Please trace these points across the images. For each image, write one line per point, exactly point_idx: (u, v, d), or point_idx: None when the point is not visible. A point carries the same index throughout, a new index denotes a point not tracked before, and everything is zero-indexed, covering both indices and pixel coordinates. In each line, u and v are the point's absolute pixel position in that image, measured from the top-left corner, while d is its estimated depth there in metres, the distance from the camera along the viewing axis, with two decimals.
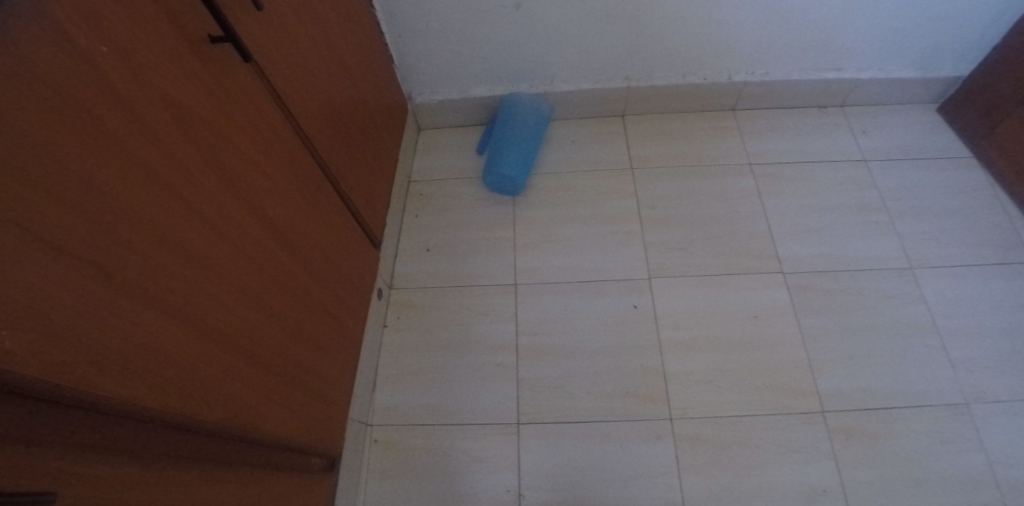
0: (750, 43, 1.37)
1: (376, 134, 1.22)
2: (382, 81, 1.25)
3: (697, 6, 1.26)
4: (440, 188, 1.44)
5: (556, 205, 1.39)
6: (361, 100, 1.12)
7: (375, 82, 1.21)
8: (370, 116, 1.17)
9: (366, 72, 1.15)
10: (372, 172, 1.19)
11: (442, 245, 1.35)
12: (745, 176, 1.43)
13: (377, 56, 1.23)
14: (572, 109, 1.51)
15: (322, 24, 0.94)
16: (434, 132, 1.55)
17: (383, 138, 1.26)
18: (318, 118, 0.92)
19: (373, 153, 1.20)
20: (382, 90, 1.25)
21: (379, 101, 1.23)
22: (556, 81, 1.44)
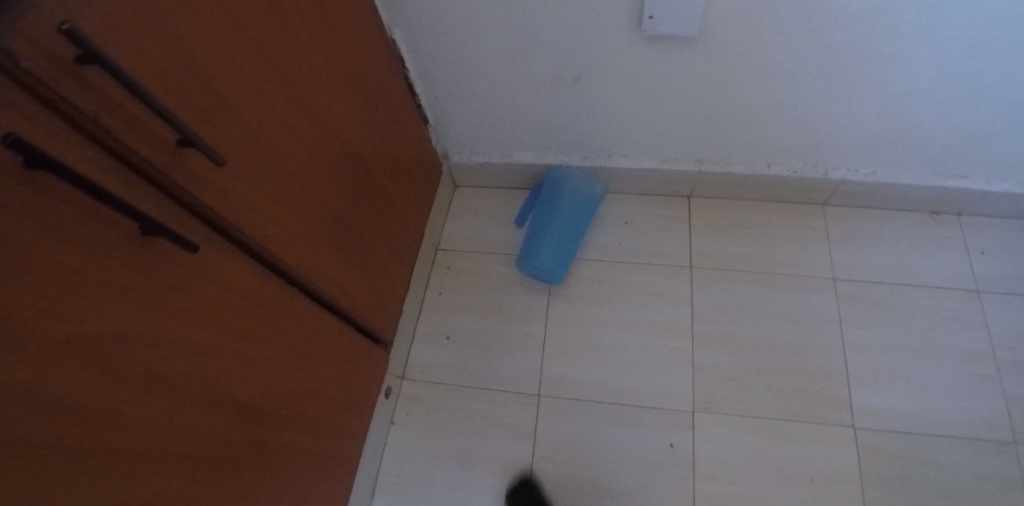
0: (860, 136, 1.11)
1: (394, 216, 1.06)
2: (408, 151, 1.09)
3: (798, 98, 1.03)
4: (468, 262, 1.30)
5: (596, 302, 1.22)
6: (381, 187, 0.97)
7: (397, 156, 1.04)
8: (389, 200, 1.02)
9: (389, 150, 1.00)
10: (388, 262, 1.04)
11: (463, 333, 1.22)
12: (826, 296, 1.19)
13: (405, 125, 1.06)
14: (631, 186, 1.31)
15: (329, 120, 0.77)
16: (469, 192, 1.39)
17: (406, 216, 1.12)
18: (316, 241, 0.76)
19: (393, 240, 1.06)
20: (407, 162, 1.09)
21: (401, 177, 1.06)
22: (614, 155, 1.24)
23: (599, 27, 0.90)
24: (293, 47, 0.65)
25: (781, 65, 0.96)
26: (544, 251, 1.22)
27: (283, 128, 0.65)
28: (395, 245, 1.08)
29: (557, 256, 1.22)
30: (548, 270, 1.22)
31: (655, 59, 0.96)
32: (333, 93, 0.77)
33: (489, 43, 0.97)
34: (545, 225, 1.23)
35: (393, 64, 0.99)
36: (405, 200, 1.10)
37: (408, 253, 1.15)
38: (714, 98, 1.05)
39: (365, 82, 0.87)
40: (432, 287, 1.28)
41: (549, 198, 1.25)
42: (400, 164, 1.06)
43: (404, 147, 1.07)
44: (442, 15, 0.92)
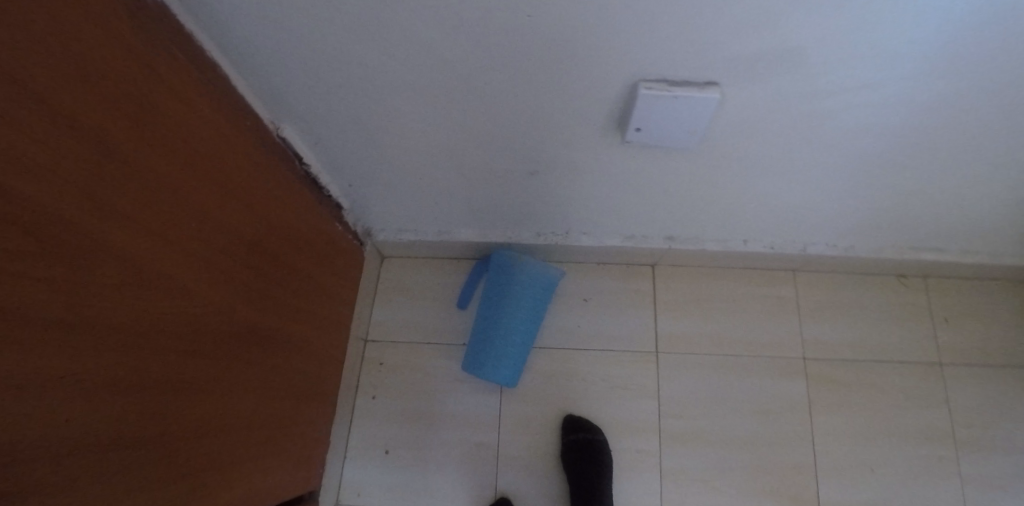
0: (842, 219, 1.01)
1: (307, 351, 0.83)
2: (320, 263, 0.84)
3: (780, 192, 0.90)
4: (407, 355, 1.10)
5: (553, 399, 1.08)
6: (289, 333, 0.76)
7: (304, 280, 0.79)
8: (306, 336, 0.82)
9: (300, 282, 0.78)
10: (300, 409, 0.83)
11: (402, 446, 1.04)
12: (793, 382, 1.11)
13: (313, 234, 0.81)
14: (590, 258, 1.16)
15: (180, 320, 0.51)
16: (399, 266, 1.17)
17: (323, 338, 0.89)
18: (177, 491, 0.53)
19: (309, 376, 0.85)
20: (321, 276, 0.85)
21: (312, 302, 0.82)
22: (574, 233, 1.07)
23: (567, 128, 0.71)
24: (94, 270, 0.39)
25: (774, 165, 0.81)
26: (496, 354, 1.04)
27: (82, 403, 0.40)
28: (311, 382, 0.86)
29: (511, 359, 1.04)
30: (501, 375, 1.04)
31: (629, 154, 0.77)
32: (188, 278, 0.51)
33: (419, 138, 0.75)
34: (496, 323, 1.05)
35: (288, 168, 0.74)
36: (321, 320, 0.88)
37: (330, 373, 0.94)
38: (695, 187, 0.89)
39: (245, 223, 0.61)
40: (362, 390, 1.08)
41: (499, 288, 1.06)
42: (311, 286, 0.82)
43: (316, 260, 0.83)
44: (355, 117, 0.69)
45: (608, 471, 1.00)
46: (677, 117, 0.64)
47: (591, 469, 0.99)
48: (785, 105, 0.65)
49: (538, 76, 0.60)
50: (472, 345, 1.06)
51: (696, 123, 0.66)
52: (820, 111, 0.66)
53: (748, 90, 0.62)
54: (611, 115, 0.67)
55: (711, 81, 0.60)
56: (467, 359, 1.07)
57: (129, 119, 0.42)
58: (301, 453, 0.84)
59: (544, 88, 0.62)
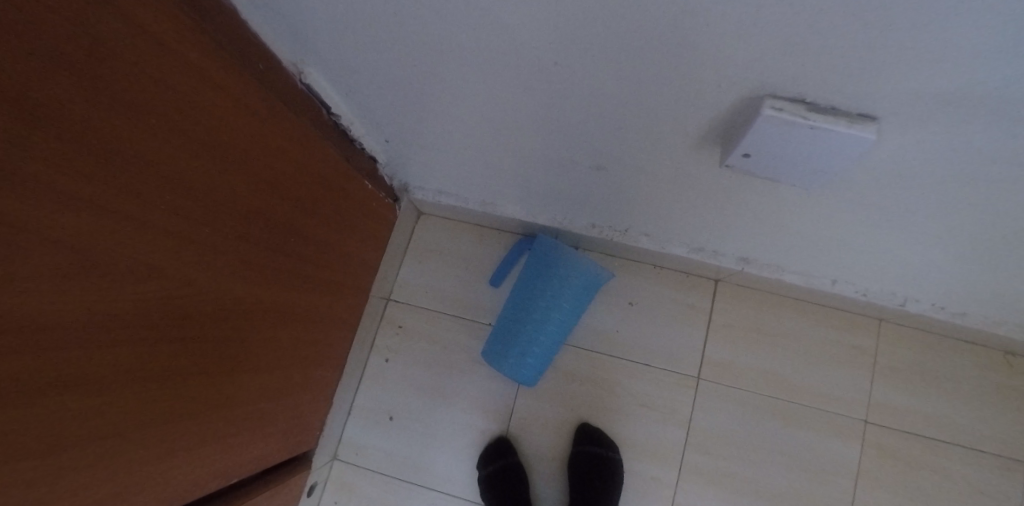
0: (968, 287, 0.80)
1: (314, 317, 0.77)
2: (333, 225, 0.75)
3: (907, 245, 0.71)
4: (427, 324, 1.03)
5: (573, 404, 0.98)
6: (292, 298, 0.69)
7: (312, 244, 0.71)
8: (311, 302, 0.75)
9: (310, 245, 0.70)
10: (302, 374, 0.79)
11: (407, 416, 0.99)
12: (847, 445, 0.99)
13: (327, 194, 0.71)
14: (646, 259, 1.01)
15: (145, 303, 0.44)
16: (434, 226, 1.06)
17: (338, 299, 0.84)
18: (141, 468, 0.50)
19: (314, 339, 0.79)
20: (335, 239, 0.77)
21: (321, 267, 0.75)
22: (633, 232, 0.92)
23: (647, 130, 0.56)
24: (27, 262, 0.32)
25: (914, 220, 0.62)
26: (520, 347, 0.93)
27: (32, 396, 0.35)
28: (318, 345, 0.81)
29: (534, 356, 0.93)
30: (521, 371, 0.93)
31: (725, 172, 0.61)
32: (155, 259, 0.43)
33: (464, 108, 0.63)
34: (525, 314, 0.93)
35: (311, 119, 0.65)
36: (334, 283, 0.81)
37: (343, 334, 0.89)
38: (810, 216, 0.70)
39: (234, 190, 0.52)
40: (376, 350, 1.02)
41: (535, 276, 0.94)
42: (320, 250, 0.74)
43: (333, 222, 0.75)
44: (388, 68, 0.57)
45: (615, 488, 0.93)
46: (798, 148, 0.47)
47: (597, 483, 0.92)
48: (963, 165, 0.47)
49: (624, 67, 0.45)
50: (496, 332, 0.96)
51: (832, 163, 0.49)
52: (1009, 178, 0.47)
53: (923, 138, 0.44)
54: (717, 126, 0.51)
55: (869, 116, 0.42)
56: (489, 345, 0.97)
57: (67, 67, 0.31)
58: (300, 414, 0.82)
59: (630, 82, 0.48)
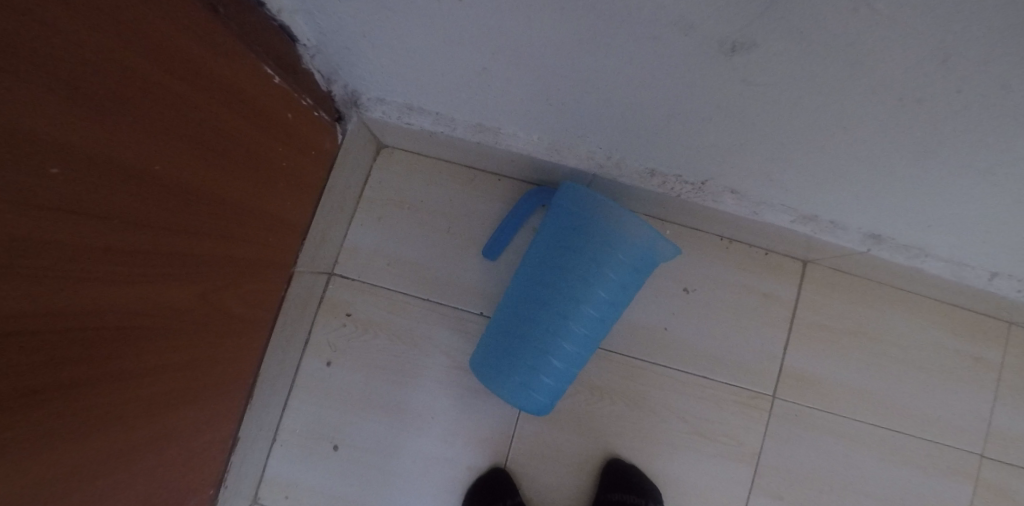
0: None
1: (162, 324, 0.40)
2: (184, 145, 0.36)
3: None
4: (388, 312, 0.68)
5: (601, 431, 0.67)
6: (100, 303, 0.32)
7: (126, 183, 0.32)
8: (158, 301, 0.38)
9: (131, 188, 0.32)
10: (154, 425, 0.42)
11: (360, 447, 0.67)
12: (956, 488, 0.71)
13: (155, 69, 0.32)
14: (717, 228, 0.69)
15: None
16: (401, 164, 0.70)
17: (222, 286, 0.46)
18: None
19: (177, 363, 0.43)
20: (197, 173, 0.38)
21: (162, 228, 0.36)
22: (718, 186, 0.59)
23: None
24: None
25: None
26: (531, 362, 0.60)
27: None
28: (183, 370, 0.44)
29: (553, 375, 0.60)
30: (531, 398, 0.61)
31: None
32: None
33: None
34: (542, 310, 0.60)
35: None
36: (207, 257, 0.43)
37: (253, 335, 0.54)
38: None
39: None
40: (314, 347, 0.68)
41: (560, 249, 0.60)
42: (154, 195, 0.35)
43: (195, 142, 0.37)
44: None
45: None
46: None
47: None
48: None
49: None
50: (491, 335, 0.62)
51: None
52: None
53: None
54: None
55: None
56: (482, 358, 0.63)
57: None
58: (175, 484, 0.47)
59: None
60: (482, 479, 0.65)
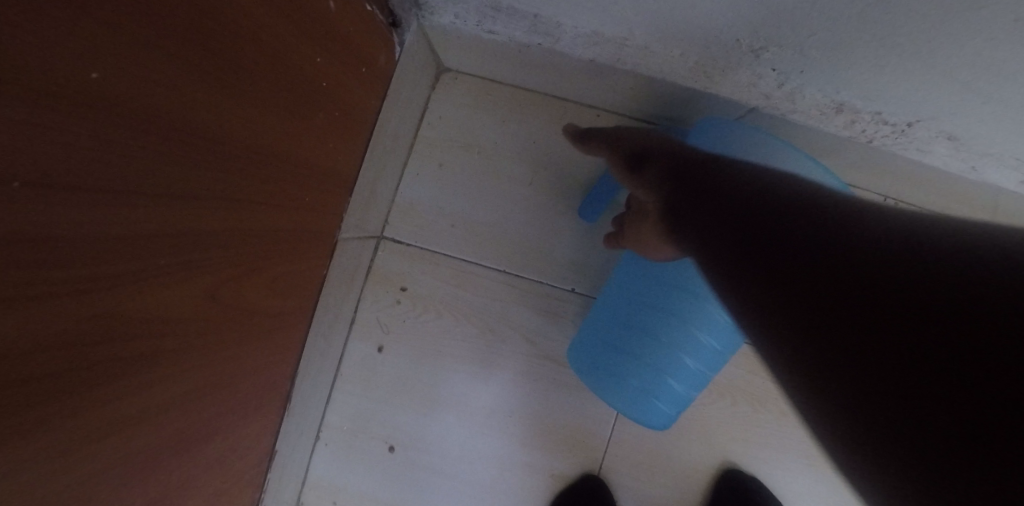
0: None
1: (140, 353, 0.23)
2: (134, 16, 0.17)
3: None
4: (452, 287, 0.54)
5: (716, 437, 0.55)
6: (40, 338, 0.17)
7: (20, 103, 0.14)
8: (157, 307, 0.23)
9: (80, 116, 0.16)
10: (167, 478, 0.28)
11: (422, 449, 0.54)
12: None
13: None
14: (891, 186, 0.51)
15: None
16: (468, 93, 0.52)
17: (230, 277, 0.29)
18: None
19: (193, 386, 0.29)
20: (186, 88, 0.21)
21: (114, 191, 0.18)
22: (939, 129, 0.41)
23: None
24: None
25: None
26: (658, 362, 0.45)
27: None
28: (180, 408, 0.28)
29: (685, 380, 0.46)
30: (654, 409, 0.47)
31: None
32: None
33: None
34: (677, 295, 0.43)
35: None
36: (205, 235, 0.26)
37: (287, 329, 0.40)
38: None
39: None
40: (362, 328, 0.54)
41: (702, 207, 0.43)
42: (87, 125, 0.16)
43: (185, 29, 0.20)
44: None
45: None
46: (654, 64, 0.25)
47: None
48: None
49: None
50: (597, 328, 0.47)
51: None
52: None
53: None
54: None
55: None
56: (581, 357, 0.48)
57: None
58: None
59: None
60: (571, 492, 0.53)
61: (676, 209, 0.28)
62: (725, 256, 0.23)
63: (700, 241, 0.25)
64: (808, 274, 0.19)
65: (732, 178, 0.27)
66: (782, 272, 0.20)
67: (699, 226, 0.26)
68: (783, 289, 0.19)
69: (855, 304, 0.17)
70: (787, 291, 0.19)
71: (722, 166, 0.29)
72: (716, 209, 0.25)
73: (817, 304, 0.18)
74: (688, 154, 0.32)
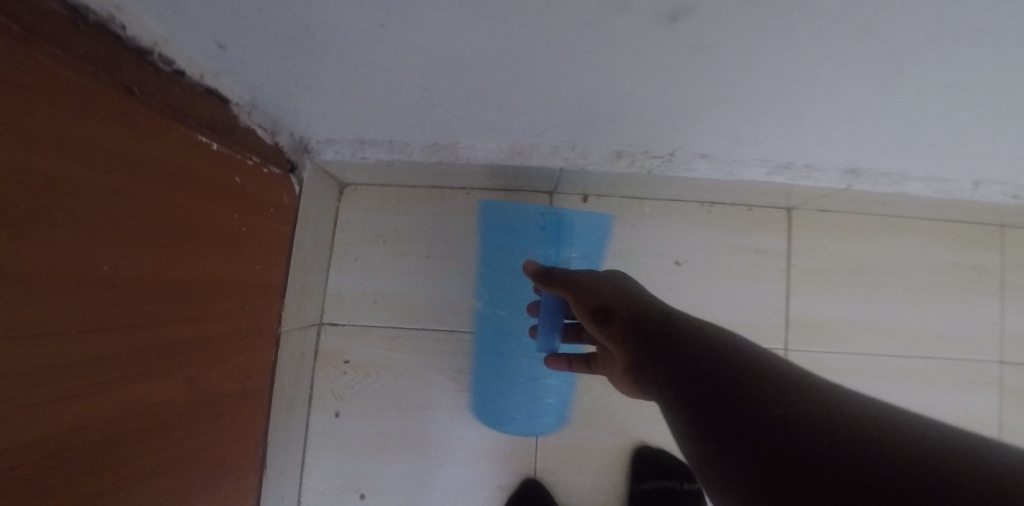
0: None
1: (88, 439, 0.32)
2: (115, 229, 0.33)
3: None
4: (385, 350, 0.67)
5: (624, 422, 0.67)
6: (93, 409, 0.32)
7: (76, 287, 0.30)
8: (161, 391, 0.38)
9: (103, 289, 0.32)
10: None
11: (389, 492, 0.66)
12: (978, 396, 0.73)
13: (47, 143, 0.28)
14: (696, 194, 0.68)
15: None
16: (366, 199, 0.68)
17: (192, 371, 0.42)
18: None
19: (193, 443, 0.43)
20: (161, 261, 0.37)
21: (88, 324, 0.31)
22: (687, 155, 0.57)
23: None
24: None
25: None
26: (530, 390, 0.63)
27: None
28: (155, 476, 0.38)
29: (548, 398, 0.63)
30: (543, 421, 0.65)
31: None
32: None
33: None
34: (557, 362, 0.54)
35: None
36: (186, 342, 0.41)
37: (250, 410, 0.52)
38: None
39: None
40: (319, 402, 0.66)
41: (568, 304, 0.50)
42: (103, 290, 0.32)
43: (154, 232, 0.36)
44: None
45: None
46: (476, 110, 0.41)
47: None
48: None
49: None
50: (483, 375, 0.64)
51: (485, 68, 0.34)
52: None
53: None
54: None
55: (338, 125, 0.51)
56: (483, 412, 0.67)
57: None
58: None
59: None
60: (516, 497, 0.64)
61: (657, 364, 0.35)
62: (716, 412, 0.29)
63: (686, 398, 0.31)
64: (803, 436, 0.25)
65: (705, 345, 0.34)
66: (779, 432, 0.26)
67: (685, 385, 0.32)
68: (782, 454, 0.25)
69: (850, 472, 0.23)
70: (784, 450, 0.25)
71: (683, 330, 0.36)
72: (695, 371, 0.32)
73: (808, 463, 0.24)
74: (653, 315, 0.39)
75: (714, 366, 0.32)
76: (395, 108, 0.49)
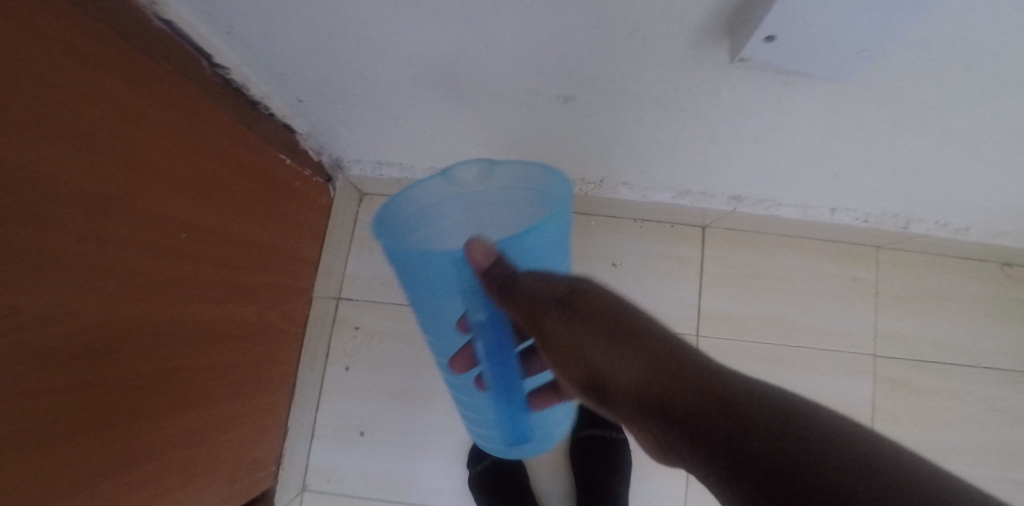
0: (970, 197, 0.73)
1: (195, 332, 0.51)
2: (247, 209, 0.58)
3: (916, 154, 0.62)
4: (386, 320, 0.88)
5: None
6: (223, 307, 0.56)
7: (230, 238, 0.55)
8: (250, 311, 0.62)
9: (237, 242, 0.57)
10: (238, 400, 0.62)
11: (382, 429, 0.85)
12: (851, 381, 0.92)
13: (228, 162, 0.54)
14: (629, 211, 0.89)
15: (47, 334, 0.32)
16: (379, 205, 0.90)
17: (267, 305, 0.66)
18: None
19: (257, 353, 0.65)
20: (263, 232, 0.62)
21: (231, 259, 0.56)
22: (613, 182, 0.80)
23: (635, 41, 0.42)
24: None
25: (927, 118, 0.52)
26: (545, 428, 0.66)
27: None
28: (239, 364, 0.61)
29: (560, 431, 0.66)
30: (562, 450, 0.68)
31: (727, 88, 0.48)
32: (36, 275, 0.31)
33: (396, 33, 0.45)
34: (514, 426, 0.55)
35: (194, 76, 0.48)
36: (268, 285, 0.65)
37: (287, 347, 0.74)
38: (818, 124, 0.56)
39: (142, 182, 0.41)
40: (333, 357, 0.86)
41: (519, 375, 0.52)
42: (238, 242, 0.57)
43: (261, 213, 0.61)
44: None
45: (624, 468, 0.83)
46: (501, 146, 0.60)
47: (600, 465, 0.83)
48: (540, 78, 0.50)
49: None
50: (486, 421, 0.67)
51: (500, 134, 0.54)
52: None
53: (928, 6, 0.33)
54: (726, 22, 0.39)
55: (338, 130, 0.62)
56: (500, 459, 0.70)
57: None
58: (244, 451, 0.66)
59: None
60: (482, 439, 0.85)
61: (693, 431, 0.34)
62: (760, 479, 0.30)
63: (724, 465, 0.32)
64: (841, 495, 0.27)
65: (741, 411, 0.33)
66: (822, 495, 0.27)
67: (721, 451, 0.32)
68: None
69: None
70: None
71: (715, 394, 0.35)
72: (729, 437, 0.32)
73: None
74: (678, 377, 0.37)
75: (750, 434, 0.32)
76: (405, 143, 0.72)
